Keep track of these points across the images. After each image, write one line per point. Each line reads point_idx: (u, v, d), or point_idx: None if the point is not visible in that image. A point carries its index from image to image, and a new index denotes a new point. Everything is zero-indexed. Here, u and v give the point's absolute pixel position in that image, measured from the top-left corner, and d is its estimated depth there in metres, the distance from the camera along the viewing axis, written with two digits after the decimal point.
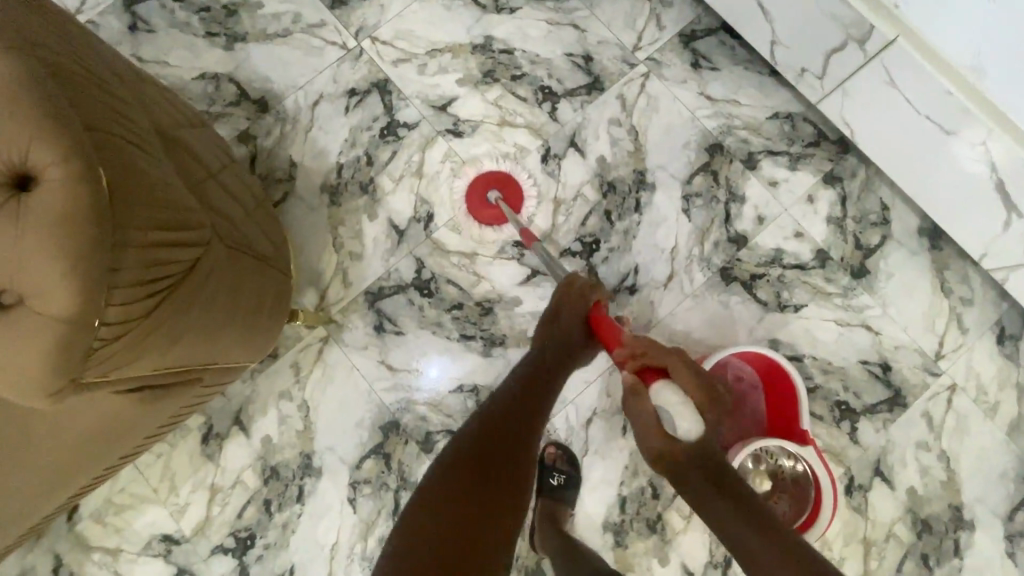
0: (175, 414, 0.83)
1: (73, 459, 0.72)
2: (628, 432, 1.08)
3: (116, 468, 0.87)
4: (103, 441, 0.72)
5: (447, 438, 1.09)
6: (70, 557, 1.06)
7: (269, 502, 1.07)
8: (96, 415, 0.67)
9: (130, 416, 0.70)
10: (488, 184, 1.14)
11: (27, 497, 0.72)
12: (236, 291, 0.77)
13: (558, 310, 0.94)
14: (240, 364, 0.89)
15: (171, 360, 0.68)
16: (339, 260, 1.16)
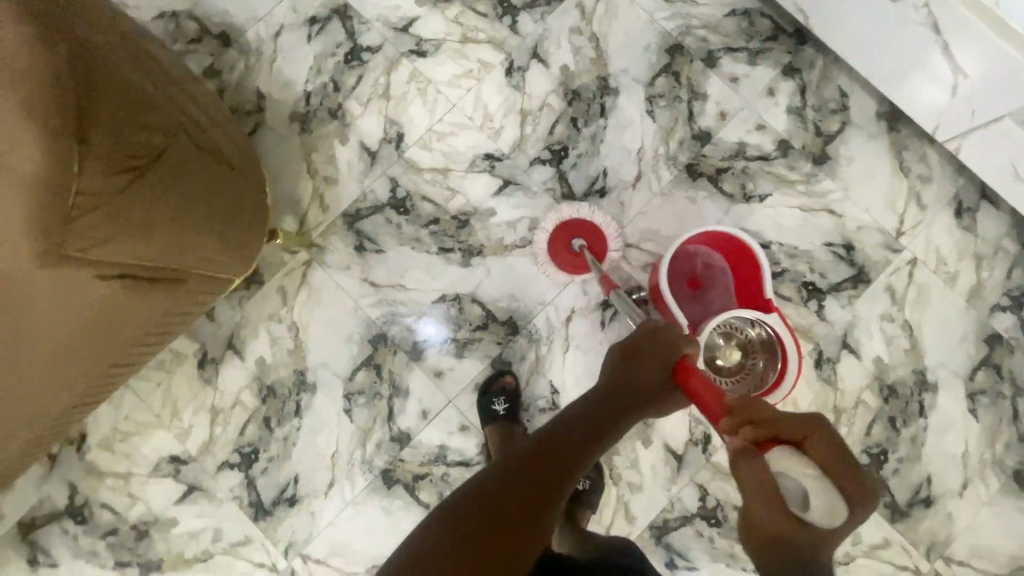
0: (135, 348, 0.87)
1: (26, 390, 0.75)
2: (606, 326, 1.14)
3: (93, 401, 0.94)
4: (58, 370, 0.76)
5: (434, 345, 1.14)
6: (84, 483, 1.11)
7: (269, 418, 1.12)
8: (46, 336, 0.70)
9: (82, 340, 0.75)
10: (572, 233, 1.13)
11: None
12: (199, 235, 0.79)
13: (638, 351, 0.86)
14: (197, 306, 0.92)
15: (152, 251, 0.71)
16: (315, 185, 1.18)
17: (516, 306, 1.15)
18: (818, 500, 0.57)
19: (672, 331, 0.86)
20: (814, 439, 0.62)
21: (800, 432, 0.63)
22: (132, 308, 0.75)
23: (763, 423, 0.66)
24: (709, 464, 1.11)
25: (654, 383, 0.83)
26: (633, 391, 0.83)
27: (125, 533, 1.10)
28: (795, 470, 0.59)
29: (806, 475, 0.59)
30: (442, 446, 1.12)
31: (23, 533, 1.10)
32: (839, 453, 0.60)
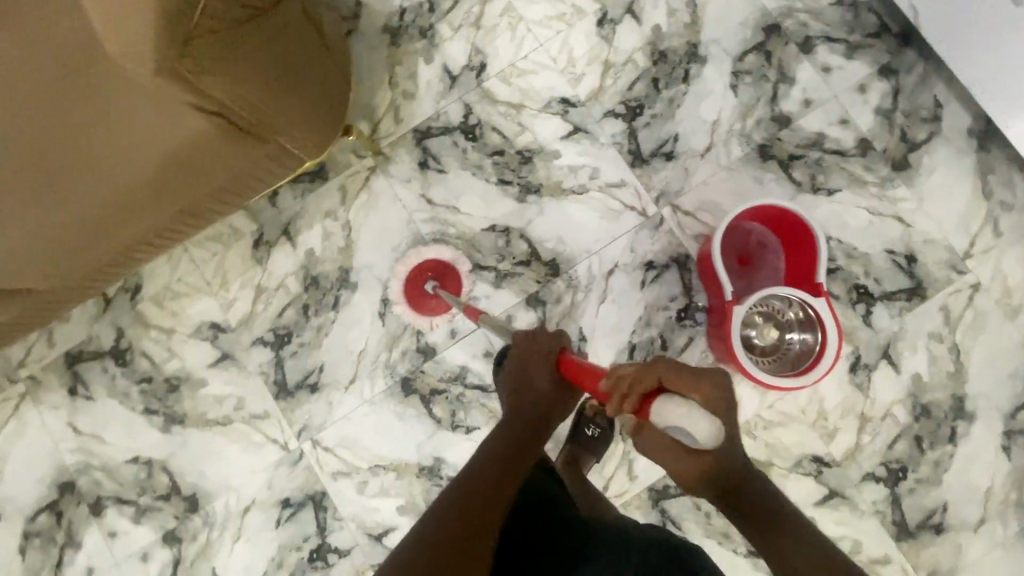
0: (204, 207, 0.92)
1: (108, 210, 0.81)
2: (645, 287, 1.14)
3: (149, 260, 0.98)
4: (143, 202, 0.82)
5: (475, 271, 1.16)
6: (131, 330, 1.19)
7: (308, 307, 1.17)
8: (146, 159, 0.79)
9: (168, 176, 0.80)
10: (422, 274, 1.15)
11: (71, 244, 0.83)
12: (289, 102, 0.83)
13: (524, 363, 0.88)
14: (266, 185, 0.97)
15: (251, 99, 0.76)
16: (393, 97, 1.21)
17: (561, 250, 1.16)
18: (700, 423, 0.59)
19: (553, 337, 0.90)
20: (671, 376, 0.68)
21: (655, 375, 0.67)
22: (220, 155, 0.80)
23: (634, 389, 0.66)
24: None
25: (550, 388, 0.86)
26: (541, 402, 0.84)
27: (158, 383, 1.17)
28: (679, 412, 0.60)
29: (685, 407, 0.60)
30: (464, 366, 1.15)
31: (69, 363, 1.18)
32: (681, 375, 0.68)
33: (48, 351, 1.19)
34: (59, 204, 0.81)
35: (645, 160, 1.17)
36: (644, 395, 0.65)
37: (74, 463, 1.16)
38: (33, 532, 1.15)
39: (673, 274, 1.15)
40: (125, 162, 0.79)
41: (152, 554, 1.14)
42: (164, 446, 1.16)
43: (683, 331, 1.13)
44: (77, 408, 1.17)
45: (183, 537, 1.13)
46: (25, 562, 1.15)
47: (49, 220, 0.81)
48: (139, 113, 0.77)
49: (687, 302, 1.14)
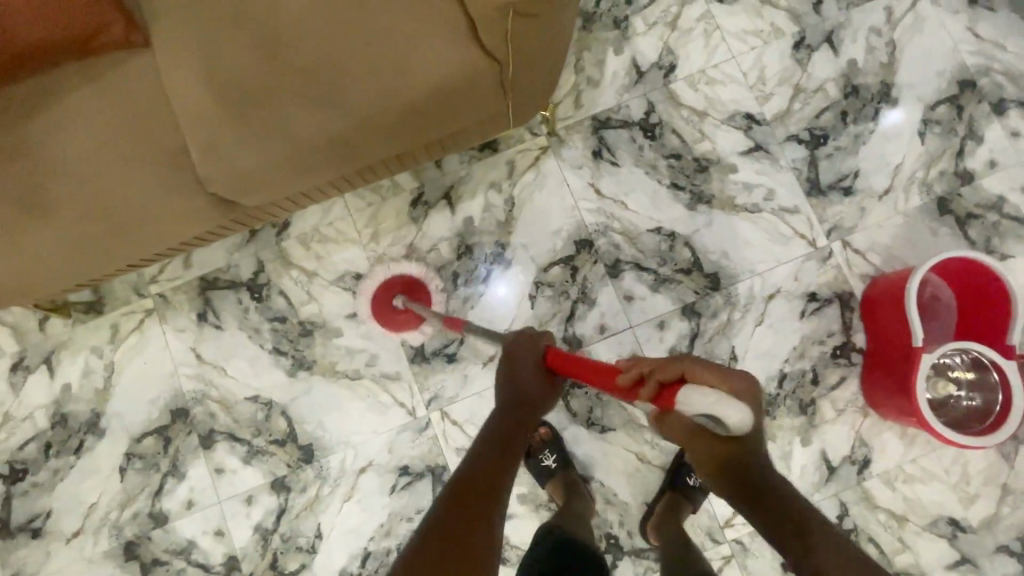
0: (402, 158, 0.89)
1: (333, 137, 0.76)
2: (805, 317, 1.12)
3: (311, 200, 0.92)
4: (372, 138, 0.77)
5: (634, 270, 1.14)
6: (272, 266, 1.15)
7: (458, 276, 1.14)
8: (395, 89, 0.74)
9: (405, 117, 0.76)
10: (388, 292, 1.09)
11: (281, 167, 0.77)
12: (541, 83, 0.82)
13: (514, 353, 0.80)
14: (455, 150, 0.94)
15: (536, 59, 0.75)
16: (576, 81, 1.19)
17: (724, 265, 1.14)
18: (733, 412, 0.53)
19: (537, 340, 0.81)
20: (693, 371, 0.60)
21: (679, 368, 0.61)
22: (469, 105, 0.78)
23: (666, 377, 0.60)
24: (858, 486, 1.08)
25: (540, 390, 0.78)
26: (526, 396, 0.77)
27: (292, 325, 1.13)
28: (698, 402, 0.55)
29: (716, 394, 0.54)
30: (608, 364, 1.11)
31: (202, 288, 1.15)
32: (714, 369, 0.61)
33: (182, 272, 1.15)
34: (267, 123, 0.75)
35: (822, 191, 1.16)
36: (662, 384, 0.60)
37: (191, 390, 1.12)
38: (137, 454, 1.11)
39: (835, 310, 1.12)
40: (361, 90, 0.74)
41: (257, 498, 1.09)
42: (288, 390, 1.12)
43: (836, 368, 1.11)
44: (204, 336, 1.13)
45: (291, 487, 1.09)
46: (124, 482, 1.10)
47: (260, 136, 0.75)
48: (396, 36, 0.74)
49: (845, 340, 1.12)
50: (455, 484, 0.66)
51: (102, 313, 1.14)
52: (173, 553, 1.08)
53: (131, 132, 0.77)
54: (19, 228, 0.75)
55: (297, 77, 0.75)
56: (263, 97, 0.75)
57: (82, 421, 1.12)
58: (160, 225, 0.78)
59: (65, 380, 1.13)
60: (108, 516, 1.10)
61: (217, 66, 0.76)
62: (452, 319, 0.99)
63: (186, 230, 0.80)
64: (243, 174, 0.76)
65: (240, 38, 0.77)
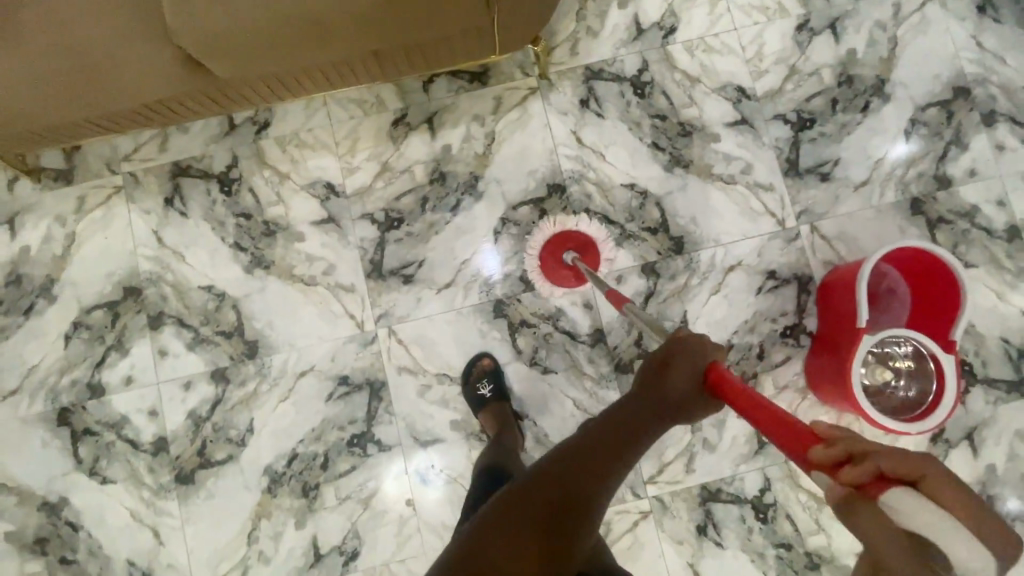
0: (381, 56, 0.90)
1: (305, 16, 0.76)
2: (761, 293, 1.12)
3: (290, 87, 0.94)
4: (345, 22, 0.77)
5: (601, 222, 1.14)
6: (246, 163, 1.15)
7: (427, 200, 1.15)
8: None
9: (370, 12, 0.77)
10: (564, 244, 1.10)
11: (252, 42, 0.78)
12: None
13: (670, 357, 0.65)
14: (437, 60, 0.96)
15: None
16: (575, 28, 1.19)
17: (691, 230, 1.14)
18: (968, 549, 0.35)
19: (702, 341, 0.65)
20: (930, 481, 0.40)
21: (919, 469, 0.41)
22: (447, 4, 0.78)
23: (864, 461, 0.42)
24: (784, 465, 1.09)
25: (683, 398, 0.64)
26: (668, 406, 0.64)
27: (256, 223, 1.14)
28: (928, 520, 0.36)
29: (966, 533, 0.36)
30: (560, 309, 1.12)
31: (174, 174, 1.15)
32: (977, 505, 0.39)
33: (156, 155, 1.15)
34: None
35: (800, 173, 1.15)
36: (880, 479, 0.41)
37: (148, 271, 1.13)
38: (84, 324, 1.12)
39: (792, 290, 1.13)
40: None
41: (195, 385, 1.10)
42: (243, 285, 1.13)
43: (783, 347, 1.11)
44: (168, 220, 1.14)
45: (231, 380, 1.10)
46: (67, 350, 1.11)
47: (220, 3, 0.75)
48: None
49: (796, 321, 1.12)
50: (532, 487, 0.59)
51: (71, 183, 1.15)
52: (105, 426, 1.09)
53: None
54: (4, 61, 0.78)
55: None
56: None
57: (35, 284, 1.13)
58: (139, 82, 0.82)
59: (24, 242, 1.13)
60: (47, 381, 1.10)
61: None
62: (614, 295, 0.95)
63: (161, 91, 0.84)
64: (215, 40, 0.77)
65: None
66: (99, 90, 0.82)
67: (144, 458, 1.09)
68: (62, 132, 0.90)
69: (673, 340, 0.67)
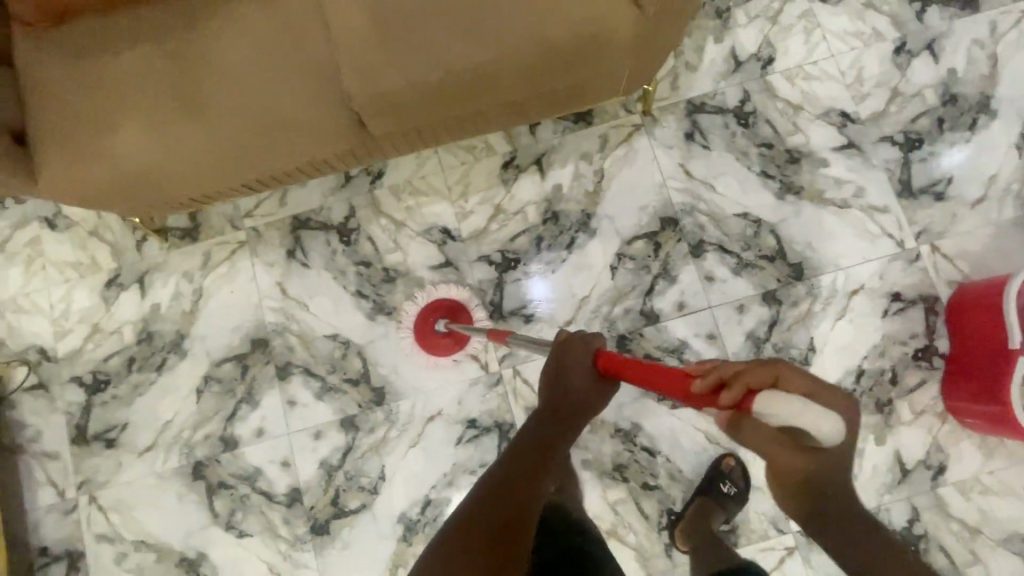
0: (518, 106, 0.91)
1: (475, 74, 0.79)
2: (888, 316, 1.11)
3: (421, 142, 0.94)
4: (507, 72, 0.80)
5: (717, 252, 1.14)
6: (363, 213, 1.19)
7: (541, 240, 1.16)
8: (530, 35, 0.78)
9: (532, 67, 0.80)
10: (434, 314, 1.10)
11: (417, 100, 0.81)
12: (663, 49, 0.87)
13: (565, 359, 0.77)
14: (564, 109, 0.96)
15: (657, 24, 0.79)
16: (674, 65, 1.22)
17: (809, 256, 1.14)
18: (824, 421, 0.51)
19: (587, 338, 0.78)
20: (757, 370, 0.59)
21: (770, 372, 0.59)
22: (605, 54, 0.81)
23: (744, 388, 0.57)
24: (932, 493, 1.05)
25: (588, 389, 0.76)
26: (574, 401, 0.75)
27: (376, 270, 1.16)
28: (792, 411, 0.51)
29: (806, 403, 0.51)
30: (683, 341, 1.12)
31: (295, 227, 1.19)
32: (800, 372, 0.61)
33: (277, 209, 1.19)
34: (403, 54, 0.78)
35: (913, 193, 1.15)
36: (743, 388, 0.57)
37: (274, 322, 1.15)
38: (214, 377, 1.14)
39: (919, 312, 1.11)
40: (501, 31, 0.78)
41: (325, 434, 1.11)
42: (366, 332, 1.14)
43: (915, 370, 1.09)
44: (291, 272, 1.17)
45: (360, 427, 1.11)
46: (200, 404, 1.13)
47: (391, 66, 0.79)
48: None
49: (927, 343, 1.10)
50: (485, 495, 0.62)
51: (197, 241, 1.19)
52: (239, 478, 1.10)
53: (285, 41, 0.81)
54: (168, 121, 0.80)
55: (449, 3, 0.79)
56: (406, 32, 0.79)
57: (166, 341, 1.16)
58: (293, 139, 0.83)
59: (155, 300, 1.17)
60: (181, 435, 1.12)
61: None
62: (495, 333, 0.97)
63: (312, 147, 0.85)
64: (381, 94, 0.80)
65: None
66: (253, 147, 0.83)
67: (279, 510, 1.09)
68: (196, 191, 0.89)
69: (560, 342, 0.79)
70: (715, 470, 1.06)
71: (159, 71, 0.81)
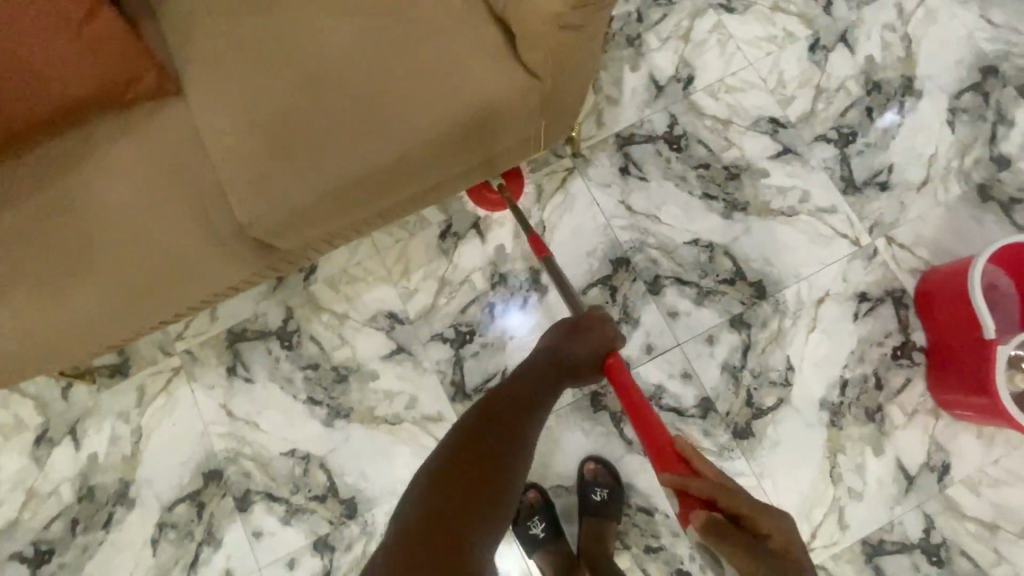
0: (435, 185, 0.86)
1: (378, 172, 0.74)
2: (859, 319, 1.07)
3: (341, 242, 0.88)
4: (410, 163, 0.75)
5: (675, 285, 1.09)
6: (300, 313, 1.11)
7: (493, 306, 1.10)
8: (427, 121, 0.73)
9: (438, 152, 0.75)
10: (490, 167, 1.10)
11: (322, 209, 0.75)
12: (571, 104, 0.82)
13: (579, 324, 0.87)
14: (486, 176, 0.91)
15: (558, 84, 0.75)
16: (596, 100, 1.18)
17: (768, 272, 1.09)
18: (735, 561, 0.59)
19: (598, 317, 0.88)
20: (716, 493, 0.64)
21: (718, 493, 0.64)
22: (511, 122, 0.77)
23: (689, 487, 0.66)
24: (941, 496, 1.00)
25: (590, 356, 0.85)
26: (576, 364, 0.85)
27: (325, 372, 1.09)
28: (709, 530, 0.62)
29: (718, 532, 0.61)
30: (660, 386, 1.06)
31: (231, 341, 1.10)
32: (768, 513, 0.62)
33: (209, 326, 1.11)
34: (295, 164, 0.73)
35: (858, 188, 1.13)
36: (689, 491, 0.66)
37: (224, 450, 1.06)
38: (169, 523, 1.04)
39: (889, 309, 1.08)
40: (397, 122, 0.73)
41: (300, 562, 1.02)
42: (325, 440, 1.06)
43: (898, 370, 1.05)
44: (234, 391, 1.09)
45: (336, 546, 1.02)
46: (157, 556, 1.03)
47: (285, 179, 0.73)
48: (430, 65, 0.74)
49: (904, 340, 1.06)
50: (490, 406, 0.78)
51: (129, 377, 1.10)
52: None
53: (172, 170, 0.76)
54: (60, 282, 0.74)
55: (336, 105, 0.74)
56: (292, 141, 0.73)
57: (109, 493, 1.06)
58: (196, 275, 0.77)
59: (91, 450, 1.07)
60: None
61: (253, 97, 0.75)
62: (537, 242, 1.00)
63: (219, 277, 0.79)
64: (281, 211, 0.73)
65: (277, 69, 0.76)
66: (154, 293, 0.76)
67: None
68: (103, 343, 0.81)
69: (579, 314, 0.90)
70: (583, 481, 1.01)
71: (42, 225, 0.75)
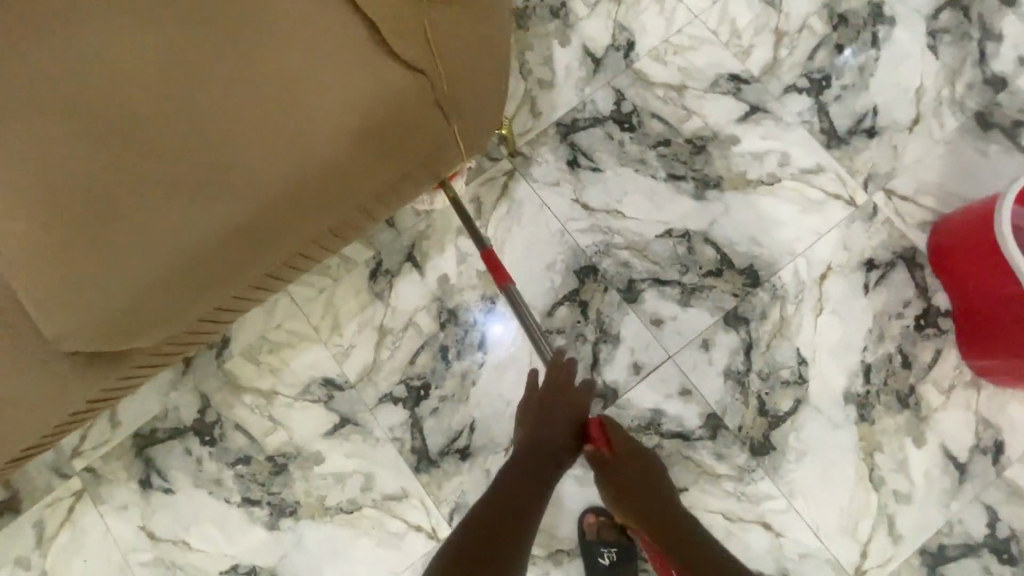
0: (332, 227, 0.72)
1: (246, 231, 0.60)
2: (871, 291, 0.92)
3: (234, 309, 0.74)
4: (285, 213, 0.60)
5: (654, 287, 0.93)
6: (218, 398, 0.92)
7: (447, 349, 0.92)
8: (291, 159, 0.58)
9: (317, 193, 0.61)
10: None
11: (186, 289, 0.60)
12: (479, 106, 0.68)
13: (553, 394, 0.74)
14: (396, 199, 0.77)
15: (452, 85, 0.62)
16: (526, 87, 1.00)
17: (758, 253, 0.93)
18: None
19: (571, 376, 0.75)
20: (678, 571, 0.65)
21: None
22: (403, 141, 0.63)
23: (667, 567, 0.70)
24: (1000, 482, 0.86)
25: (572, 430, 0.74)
26: (558, 444, 0.72)
27: (260, 464, 0.90)
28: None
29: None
30: (657, 409, 0.89)
31: (139, 447, 0.91)
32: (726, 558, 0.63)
33: (109, 434, 0.91)
34: (129, 241, 0.57)
35: (843, 139, 0.97)
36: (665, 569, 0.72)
37: None
38: None
39: (902, 273, 0.92)
40: (252, 166, 0.58)
41: None
42: (272, 547, 0.88)
43: (926, 343, 0.90)
44: (152, 507, 0.89)
45: None
46: None
47: (122, 262, 0.57)
48: (277, 83, 0.57)
49: (925, 306, 0.91)
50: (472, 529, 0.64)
51: (20, 513, 0.90)
52: None
53: None
54: None
55: (162, 155, 0.57)
56: (115, 212, 0.57)
57: None
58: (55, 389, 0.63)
59: None
60: None
61: (46, 161, 0.57)
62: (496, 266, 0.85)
63: (86, 386, 0.64)
64: (130, 301, 0.58)
65: (67, 118, 0.57)
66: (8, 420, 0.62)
67: None
68: None
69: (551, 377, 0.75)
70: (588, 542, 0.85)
71: None
